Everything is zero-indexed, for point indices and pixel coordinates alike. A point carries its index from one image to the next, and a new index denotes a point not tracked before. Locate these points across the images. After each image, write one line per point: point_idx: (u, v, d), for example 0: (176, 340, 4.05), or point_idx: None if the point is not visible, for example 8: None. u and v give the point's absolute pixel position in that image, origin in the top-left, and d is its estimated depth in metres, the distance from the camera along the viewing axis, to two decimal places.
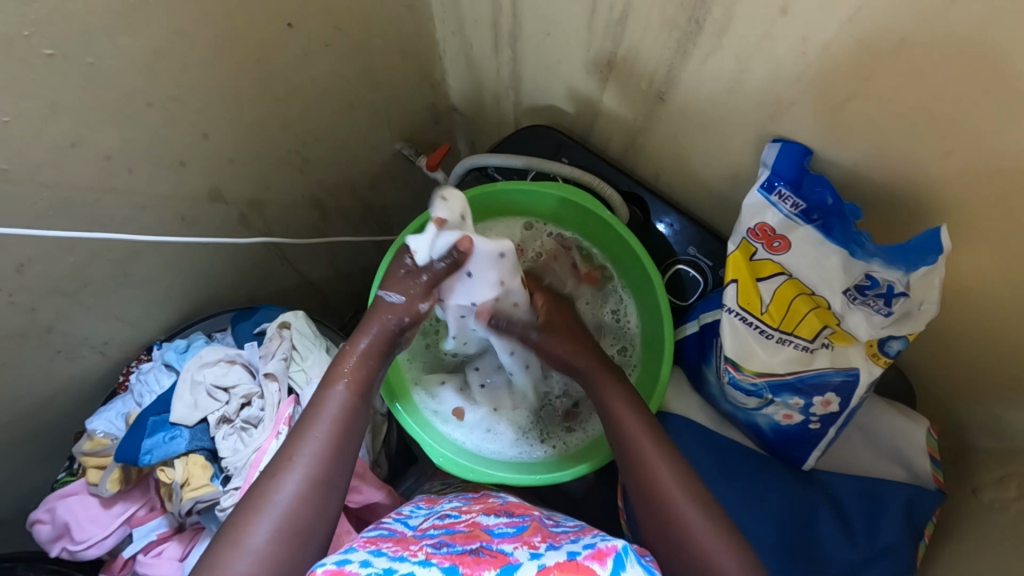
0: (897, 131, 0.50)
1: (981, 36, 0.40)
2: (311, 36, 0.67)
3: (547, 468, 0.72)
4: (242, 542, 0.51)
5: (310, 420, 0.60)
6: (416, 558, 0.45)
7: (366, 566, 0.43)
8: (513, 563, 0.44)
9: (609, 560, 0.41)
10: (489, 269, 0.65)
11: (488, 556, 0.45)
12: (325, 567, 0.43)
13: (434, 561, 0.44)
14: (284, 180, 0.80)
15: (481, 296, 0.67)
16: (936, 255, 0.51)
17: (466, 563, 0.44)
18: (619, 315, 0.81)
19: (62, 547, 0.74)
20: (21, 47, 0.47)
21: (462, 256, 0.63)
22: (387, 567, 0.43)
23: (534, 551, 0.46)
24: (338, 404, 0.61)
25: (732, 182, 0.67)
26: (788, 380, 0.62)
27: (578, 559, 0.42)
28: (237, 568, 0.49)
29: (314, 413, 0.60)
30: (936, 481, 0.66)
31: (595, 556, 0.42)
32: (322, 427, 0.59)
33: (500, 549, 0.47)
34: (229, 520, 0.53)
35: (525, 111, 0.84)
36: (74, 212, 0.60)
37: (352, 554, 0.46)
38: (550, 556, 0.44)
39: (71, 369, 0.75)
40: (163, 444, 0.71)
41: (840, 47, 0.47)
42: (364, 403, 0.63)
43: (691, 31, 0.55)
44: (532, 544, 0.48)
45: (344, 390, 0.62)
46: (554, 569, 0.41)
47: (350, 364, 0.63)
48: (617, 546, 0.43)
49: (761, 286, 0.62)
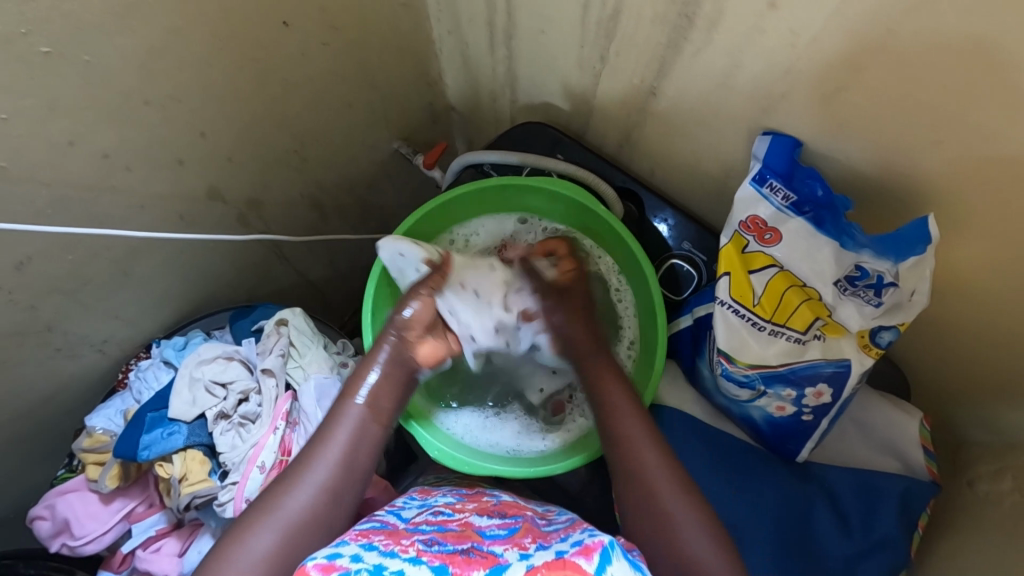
0: (888, 122, 0.50)
1: (964, 26, 0.41)
2: (308, 35, 0.68)
3: (544, 459, 0.73)
4: (248, 542, 0.56)
5: (329, 430, 0.64)
6: (407, 555, 0.45)
7: (356, 562, 0.43)
8: (502, 564, 0.44)
9: (595, 555, 0.41)
10: (486, 274, 0.74)
11: (478, 557, 0.45)
12: (316, 560, 0.43)
13: (424, 560, 0.44)
14: (284, 179, 0.81)
15: (501, 297, 0.74)
16: (925, 246, 0.51)
17: (456, 563, 0.44)
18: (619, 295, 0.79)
19: (62, 543, 0.74)
20: (20, 45, 0.47)
21: (447, 265, 0.72)
22: (378, 564, 0.43)
23: (523, 553, 0.46)
24: (355, 414, 0.65)
25: (726, 176, 0.68)
26: (780, 372, 0.62)
27: (565, 556, 0.42)
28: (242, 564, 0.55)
29: (334, 420, 0.65)
30: (931, 472, 0.66)
31: (582, 552, 0.42)
32: (341, 439, 0.63)
33: (490, 550, 0.47)
34: (245, 516, 0.58)
35: (521, 109, 0.84)
36: (72, 210, 0.60)
37: (343, 547, 0.46)
38: (540, 556, 0.44)
39: (71, 368, 0.75)
40: (162, 440, 0.72)
41: (828, 39, 0.47)
42: (383, 417, 0.67)
43: (683, 26, 0.55)
44: (522, 545, 0.48)
45: (361, 406, 0.66)
46: (542, 568, 0.41)
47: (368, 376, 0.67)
48: (604, 542, 0.43)
49: (753, 278, 0.62)
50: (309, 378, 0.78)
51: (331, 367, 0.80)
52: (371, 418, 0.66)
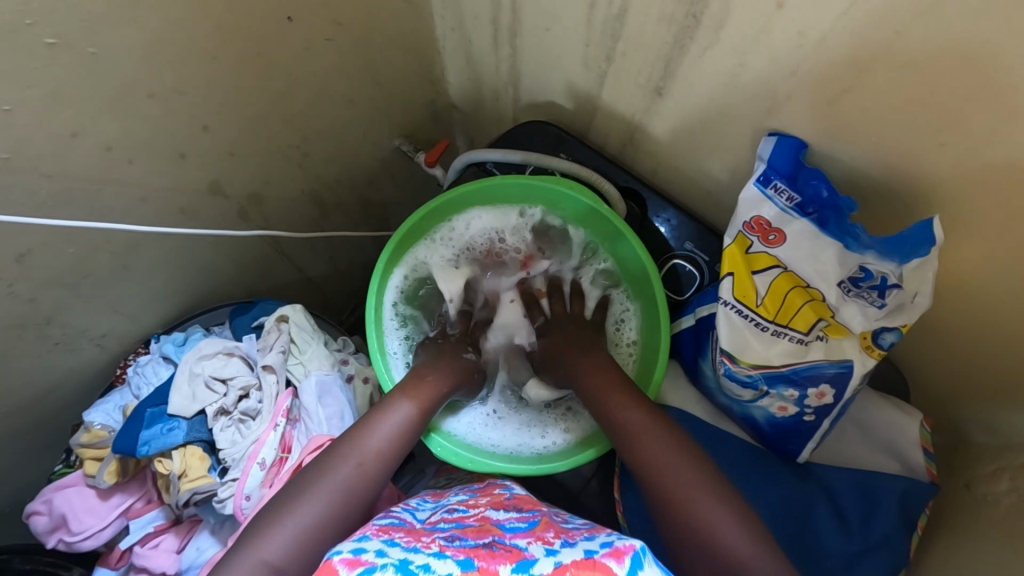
0: (893, 123, 0.50)
1: (969, 28, 0.41)
2: (313, 29, 0.67)
3: (545, 458, 0.73)
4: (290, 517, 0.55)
5: (371, 424, 0.64)
6: (431, 549, 0.45)
7: (381, 557, 0.43)
8: (528, 558, 0.44)
9: (626, 558, 0.41)
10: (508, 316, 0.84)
11: (502, 550, 0.45)
12: (341, 554, 0.43)
13: (449, 554, 0.44)
14: (285, 175, 0.81)
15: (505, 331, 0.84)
16: (929, 247, 0.52)
17: (481, 556, 0.44)
18: (620, 322, 0.81)
19: (59, 538, 0.74)
20: (25, 35, 0.47)
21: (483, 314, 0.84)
22: (403, 558, 0.43)
23: (549, 548, 0.46)
24: (400, 417, 0.66)
25: (730, 176, 0.68)
26: (783, 372, 0.62)
27: (594, 557, 0.42)
28: (276, 539, 0.53)
29: (378, 416, 0.65)
30: (930, 473, 0.66)
31: (612, 553, 0.42)
32: (382, 433, 0.64)
33: (513, 544, 0.47)
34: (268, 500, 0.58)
35: (524, 108, 0.85)
36: (74, 203, 0.60)
37: (366, 542, 0.46)
38: (566, 553, 0.44)
39: (70, 361, 0.75)
40: (161, 435, 0.72)
41: (837, 40, 0.47)
42: (421, 424, 0.68)
43: (689, 25, 0.55)
44: (546, 541, 0.48)
45: (408, 407, 0.67)
46: (571, 566, 0.41)
47: (418, 385, 0.69)
48: (635, 546, 0.42)
49: (757, 279, 0.62)
50: (309, 375, 0.78)
51: (331, 365, 0.80)
52: (410, 419, 0.67)
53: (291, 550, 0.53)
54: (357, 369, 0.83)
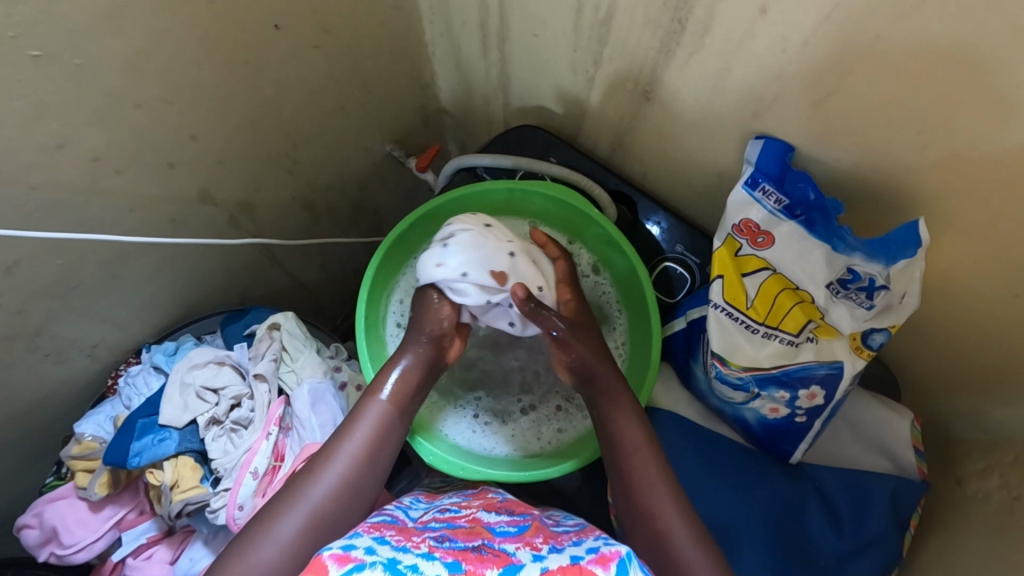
0: (876, 127, 0.51)
1: (948, 29, 0.41)
2: (300, 37, 0.67)
3: (537, 464, 0.73)
4: (272, 532, 0.55)
5: (346, 426, 0.63)
6: (420, 550, 0.45)
7: (370, 554, 0.43)
8: (515, 563, 0.44)
9: (612, 565, 0.42)
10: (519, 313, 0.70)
11: (490, 555, 0.45)
12: (331, 551, 0.42)
13: (437, 555, 0.44)
14: (276, 181, 0.81)
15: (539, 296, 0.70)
16: (915, 248, 0.52)
17: (468, 560, 0.44)
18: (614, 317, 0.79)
19: (50, 551, 0.74)
20: (9, 48, 0.47)
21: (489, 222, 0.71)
22: (392, 557, 0.43)
23: (537, 553, 0.46)
24: (378, 414, 0.63)
25: (718, 180, 0.68)
26: (774, 374, 0.63)
27: (582, 563, 0.42)
28: (262, 555, 0.53)
29: (354, 415, 0.63)
30: (920, 472, 0.67)
31: (599, 560, 0.42)
32: (359, 432, 0.62)
33: (502, 548, 0.47)
34: (265, 509, 0.58)
35: (514, 112, 0.85)
36: (62, 214, 0.59)
37: (356, 539, 0.46)
38: (553, 559, 0.44)
39: (60, 373, 0.74)
40: (152, 446, 0.71)
41: (819, 45, 0.48)
42: (405, 415, 0.66)
43: (675, 30, 0.55)
44: (534, 545, 0.48)
45: (384, 401, 0.64)
46: (557, 572, 0.41)
47: (395, 376, 0.66)
48: (621, 551, 0.43)
49: (746, 282, 0.63)
50: (301, 382, 0.78)
51: (324, 371, 0.80)
52: (396, 414, 0.65)
53: (281, 564, 0.54)
54: (350, 376, 0.83)
